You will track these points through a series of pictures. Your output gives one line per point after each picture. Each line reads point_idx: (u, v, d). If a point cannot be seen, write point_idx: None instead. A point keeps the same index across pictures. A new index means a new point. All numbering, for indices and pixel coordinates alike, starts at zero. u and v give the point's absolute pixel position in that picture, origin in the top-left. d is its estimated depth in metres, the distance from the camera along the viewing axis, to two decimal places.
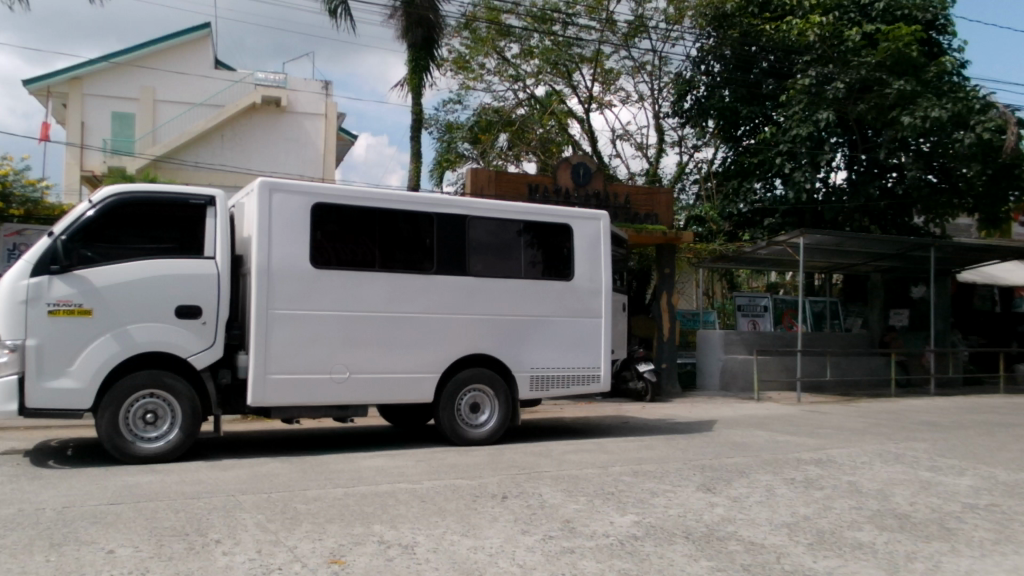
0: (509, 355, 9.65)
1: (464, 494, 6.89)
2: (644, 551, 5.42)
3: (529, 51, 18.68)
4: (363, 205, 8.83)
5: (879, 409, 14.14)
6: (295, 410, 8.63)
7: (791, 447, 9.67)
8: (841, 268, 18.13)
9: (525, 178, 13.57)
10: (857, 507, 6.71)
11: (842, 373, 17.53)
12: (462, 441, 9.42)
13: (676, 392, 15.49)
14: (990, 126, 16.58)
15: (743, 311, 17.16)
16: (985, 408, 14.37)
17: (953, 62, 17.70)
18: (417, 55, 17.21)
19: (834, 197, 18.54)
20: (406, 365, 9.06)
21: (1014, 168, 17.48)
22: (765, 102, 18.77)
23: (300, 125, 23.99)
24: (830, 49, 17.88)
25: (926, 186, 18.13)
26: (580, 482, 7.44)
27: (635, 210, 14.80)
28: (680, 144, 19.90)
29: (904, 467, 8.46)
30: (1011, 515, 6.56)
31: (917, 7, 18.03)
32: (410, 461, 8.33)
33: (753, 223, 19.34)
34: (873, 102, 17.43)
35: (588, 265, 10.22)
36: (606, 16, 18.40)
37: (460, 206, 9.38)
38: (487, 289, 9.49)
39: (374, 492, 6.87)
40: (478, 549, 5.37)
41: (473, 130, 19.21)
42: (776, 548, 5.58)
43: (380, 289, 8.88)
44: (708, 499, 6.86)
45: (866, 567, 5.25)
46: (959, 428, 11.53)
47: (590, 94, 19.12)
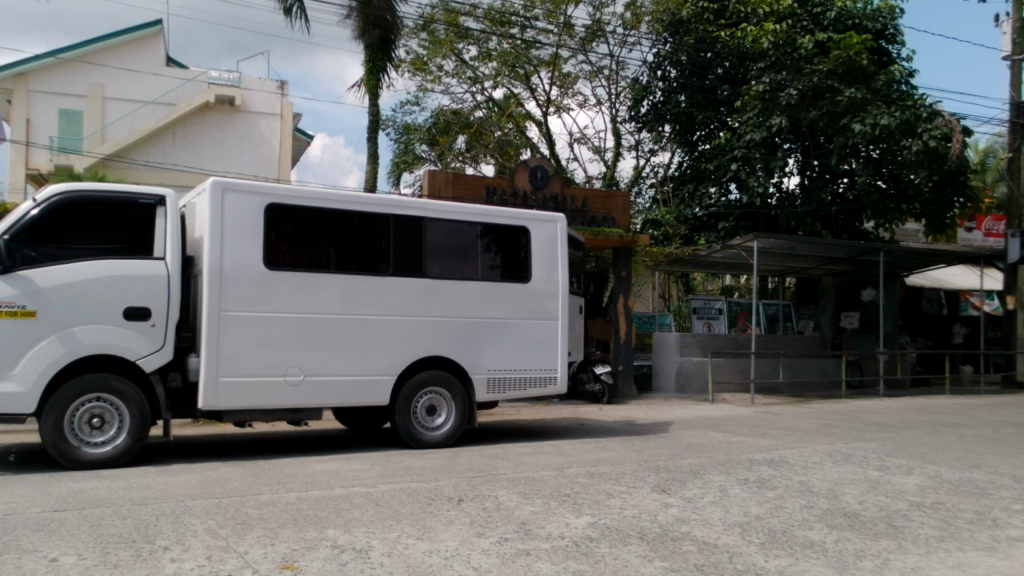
0: (466, 357, 9.62)
1: (420, 497, 6.84)
2: (599, 552, 5.45)
3: (487, 53, 18.70)
4: (318, 206, 8.74)
5: (831, 410, 14.42)
6: (247, 413, 8.48)
7: (744, 447, 9.79)
8: (794, 272, 18.46)
9: (483, 181, 13.59)
10: (807, 507, 6.81)
11: (794, 375, 17.83)
12: (420, 445, 9.34)
13: (632, 394, 15.61)
14: (936, 134, 17.13)
15: (699, 314, 17.32)
16: (932, 409, 14.73)
17: (902, 71, 18.15)
18: (374, 56, 17.11)
19: (788, 202, 18.93)
20: (362, 368, 8.98)
21: (959, 174, 18.04)
22: (720, 108, 19.03)
23: (254, 125, 23.66)
24: (784, 56, 18.10)
25: (875, 192, 18.48)
26: (536, 484, 7.45)
27: (593, 214, 14.86)
28: (637, 148, 20.09)
29: (854, 467, 8.62)
30: (955, 513, 6.72)
31: (866, 17, 18.54)
32: (365, 465, 8.25)
33: (708, 227, 19.62)
34: (825, 109, 17.76)
35: (545, 267, 10.24)
36: (564, 20, 18.47)
37: (418, 208, 9.33)
38: (445, 291, 9.46)
39: (328, 495, 6.79)
40: (433, 552, 5.33)
41: (430, 131, 19.14)
42: (729, 548, 5.64)
43: (336, 291, 8.80)
44: (663, 500, 6.91)
45: (816, 565, 5.32)
46: (908, 429, 11.79)
47: (548, 97, 19.17)
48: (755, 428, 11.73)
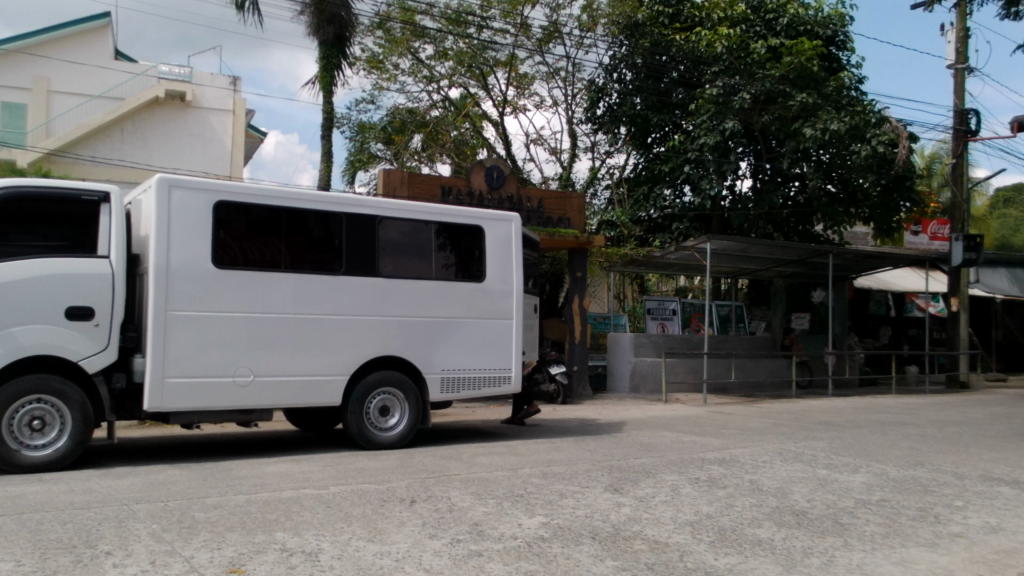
0: (419, 357, 9.56)
1: (372, 499, 6.77)
2: (551, 552, 5.45)
3: (443, 52, 18.63)
4: (269, 203, 8.62)
5: (781, 410, 14.64)
6: (195, 414, 8.31)
7: (696, 447, 9.88)
8: (746, 273, 18.71)
9: (438, 180, 13.52)
10: (757, 505, 6.89)
11: (746, 375, 18.04)
12: (371, 445, 9.24)
13: (587, 394, 15.70)
14: (884, 140, 17.54)
15: (653, 314, 17.44)
16: (880, 409, 15.03)
17: (851, 78, 18.54)
18: (328, 52, 16.93)
19: (740, 205, 19.20)
20: (313, 368, 8.86)
21: (906, 180, 18.51)
22: (675, 111, 19.26)
23: (206, 121, 23.19)
24: (738, 61, 18.42)
25: (826, 196, 18.84)
26: (489, 485, 7.42)
27: (548, 215, 14.90)
28: (593, 150, 20.19)
29: (803, 466, 8.75)
30: (899, 510, 6.86)
31: (817, 23, 18.91)
32: (315, 466, 8.14)
33: (663, 229, 19.82)
34: (777, 113, 18.02)
35: (499, 266, 10.21)
36: (521, 21, 18.47)
37: (371, 206, 9.26)
38: (398, 290, 9.39)
39: (277, 498, 6.69)
40: (385, 555, 5.28)
41: (386, 130, 19.01)
42: (679, 546, 5.69)
43: (287, 289, 8.68)
44: (615, 500, 6.95)
45: (764, 563, 5.39)
46: (855, 428, 12.00)
47: (505, 97, 19.16)
48: (707, 427, 11.85)
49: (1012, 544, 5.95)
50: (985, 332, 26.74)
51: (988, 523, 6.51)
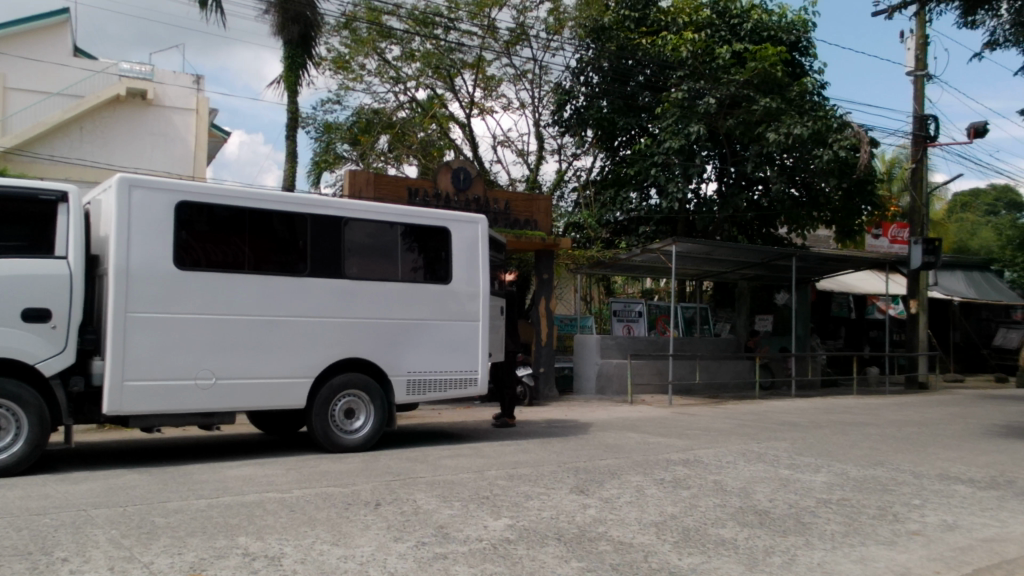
0: (385, 358, 9.51)
1: (336, 502, 6.72)
2: (516, 554, 5.45)
3: (410, 54, 18.58)
4: (232, 204, 8.52)
5: (745, 411, 14.81)
6: (155, 418, 8.19)
7: (661, 448, 9.95)
8: (711, 276, 18.87)
9: (405, 182, 13.47)
10: (721, 505, 6.96)
11: (710, 377, 18.24)
12: (336, 448, 9.14)
13: (553, 396, 15.71)
14: (846, 144, 17.89)
15: (619, 316, 17.55)
16: (840, 409, 15.27)
17: (814, 83, 18.82)
18: (293, 52, 16.78)
19: (706, 208, 19.44)
20: (277, 370, 8.76)
21: (867, 184, 18.83)
22: (641, 114, 19.36)
23: (167, 120, 22.80)
24: (702, 65, 18.65)
25: (789, 200, 19.11)
26: (454, 487, 7.41)
27: (515, 216, 14.90)
28: (560, 152, 20.26)
29: (766, 466, 8.85)
30: (860, 509, 6.98)
31: (781, 29, 19.18)
32: (280, 470, 8.07)
33: (629, 231, 19.95)
34: (741, 117, 18.21)
35: (466, 268, 10.19)
36: (488, 23, 18.49)
37: (336, 207, 9.19)
38: (364, 291, 9.34)
39: (240, 502, 6.61)
40: (349, 558, 5.24)
41: (352, 130, 18.90)
42: (644, 547, 5.72)
43: (251, 291, 8.59)
44: (581, 501, 6.97)
45: (727, 563, 5.44)
46: (816, 428, 12.18)
47: (472, 99, 19.15)
48: (672, 429, 11.93)
49: (967, 541, 6.08)
50: (943, 334, 27.28)
51: (945, 521, 6.65)
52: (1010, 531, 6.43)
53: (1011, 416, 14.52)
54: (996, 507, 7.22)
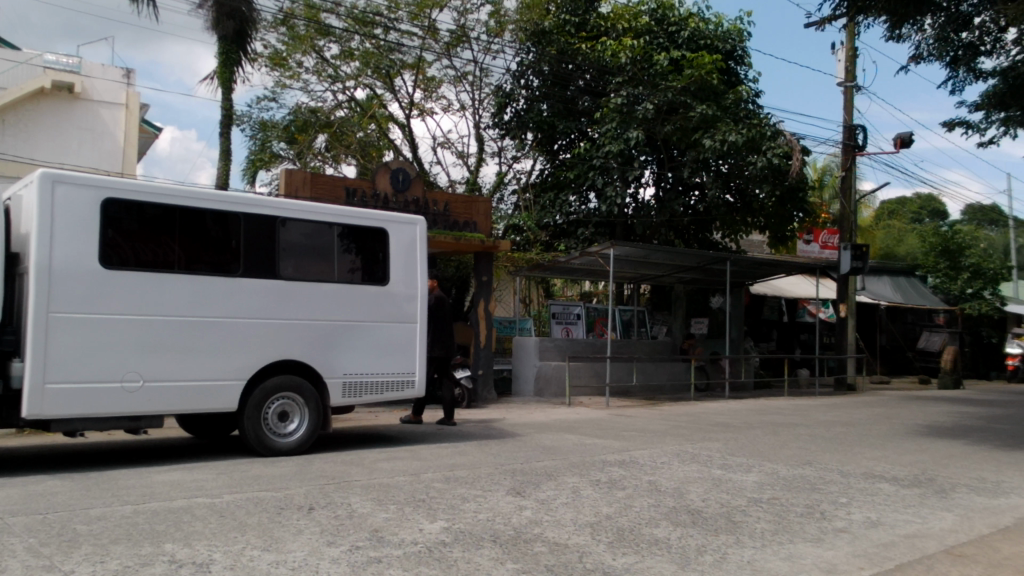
0: (320, 360, 9.37)
1: (269, 507, 6.59)
2: (452, 557, 5.42)
3: (349, 52, 18.38)
4: (162, 201, 8.30)
5: (681, 412, 15.00)
6: (78, 422, 7.92)
7: (598, 449, 10.03)
8: (648, 279, 19.09)
9: (342, 182, 13.32)
10: (655, 505, 7.04)
11: (647, 378, 18.48)
12: (268, 452, 8.94)
13: (491, 398, 15.69)
14: (779, 152, 18.28)
15: (558, 318, 17.70)
16: (772, 411, 15.64)
17: (748, 91, 19.23)
18: (228, 47, 16.44)
19: (643, 212, 19.77)
20: (209, 372, 8.55)
21: (799, 191, 19.32)
22: (581, 118, 19.52)
23: (95, 114, 21.98)
24: (641, 72, 18.86)
25: (724, 205, 19.56)
26: (390, 491, 7.32)
27: (455, 218, 14.86)
28: (500, 155, 20.30)
29: (699, 466, 9.00)
30: (789, 507, 7.14)
31: (717, 38, 19.56)
32: (209, 474, 7.88)
33: (568, 234, 20.07)
34: (678, 124, 18.51)
35: (404, 269, 10.11)
36: (428, 24, 18.41)
37: (272, 207, 9.04)
38: (299, 292, 9.19)
39: (167, 508, 6.43)
40: (280, 563, 5.14)
41: (288, 129, 18.58)
42: (578, 548, 5.75)
43: (182, 290, 8.38)
44: (517, 503, 6.98)
45: (660, 562, 5.50)
46: (749, 429, 12.44)
47: (411, 100, 19.04)
48: (609, 430, 12.05)
49: (890, 538, 6.27)
50: (871, 337, 28.22)
51: (870, 518, 6.85)
52: (930, 527, 6.66)
53: (932, 416, 15.08)
54: (917, 504, 7.47)
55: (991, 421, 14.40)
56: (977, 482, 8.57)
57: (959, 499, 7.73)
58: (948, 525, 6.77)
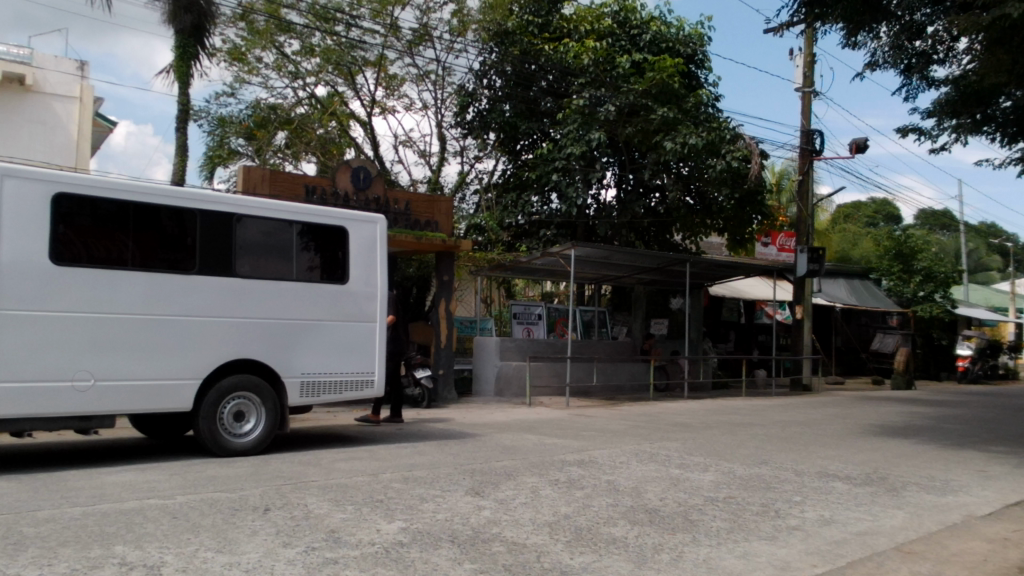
0: (277, 360, 9.26)
1: (223, 508, 6.50)
2: (410, 557, 5.39)
3: (309, 49, 18.20)
4: (116, 197, 8.14)
5: (641, 412, 15.12)
6: (26, 422, 7.71)
7: (557, 448, 10.07)
8: (609, 280, 19.20)
9: (302, 179, 13.18)
10: (613, 505, 7.08)
11: (608, 379, 18.60)
12: (224, 452, 8.80)
13: (452, 398, 15.64)
14: (738, 156, 18.59)
15: (519, 319, 17.73)
16: (730, 411, 15.82)
17: (709, 95, 19.42)
18: (185, 41, 16.18)
19: (605, 213, 19.95)
20: (163, 371, 8.40)
21: (757, 195, 19.61)
22: (543, 119, 19.58)
23: (48, 107, 21.40)
24: (604, 74, 18.93)
25: (684, 208, 19.79)
26: (347, 491, 7.26)
27: (416, 217, 14.80)
28: (462, 154, 20.25)
29: (657, 466, 9.07)
30: (744, 506, 7.22)
31: (679, 42, 19.75)
32: (162, 475, 7.73)
33: (530, 234, 20.09)
34: (639, 126, 18.68)
35: (364, 268, 10.04)
36: (390, 22, 18.30)
37: (229, 203, 8.92)
38: (256, 291, 9.07)
39: (118, 509, 6.30)
40: (234, 565, 5.06)
41: (247, 124, 18.33)
42: (536, 547, 5.76)
43: (135, 288, 8.23)
44: (476, 503, 6.97)
45: (616, 560, 5.54)
46: (706, 429, 12.56)
47: (373, 98, 18.91)
48: (568, 430, 12.09)
49: (842, 535, 6.38)
50: (826, 338, 28.81)
51: (823, 516, 6.96)
52: (881, 524, 6.80)
53: (885, 416, 15.38)
54: (868, 502, 7.62)
55: (941, 421, 14.73)
56: (927, 481, 8.76)
57: (909, 497, 7.90)
58: (898, 522, 6.91)
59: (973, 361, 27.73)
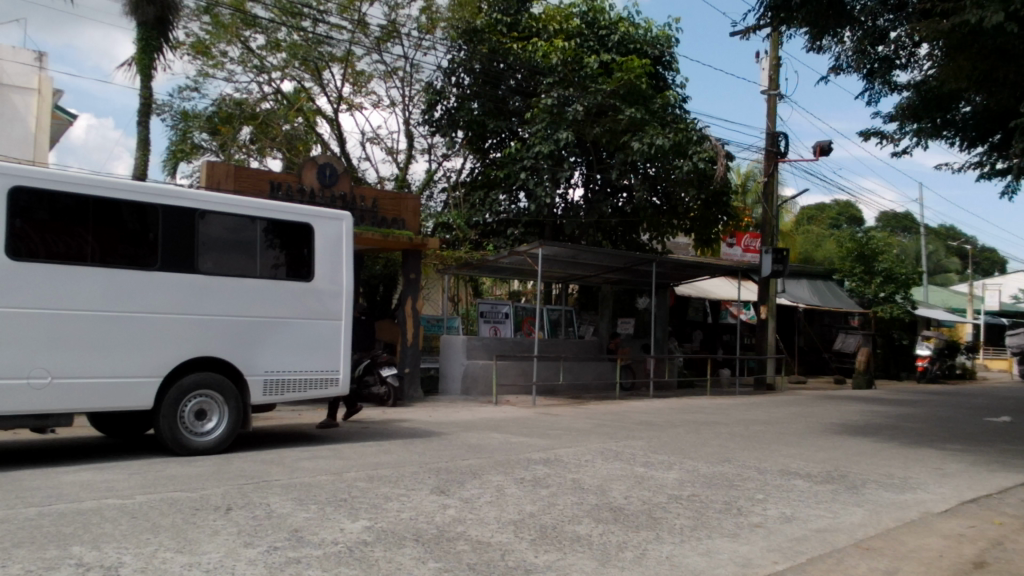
0: (240, 358, 9.15)
1: (183, 507, 6.40)
2: (372, 556, 5.36)
3: (275, 44, 18.02)
4: (75, 190, 7.98)
5: (606, 411, 15.17)
6: None
7: (523, 447, 10.07)
8: (576, 279, 19.27)
9: (267, 175, 13.05)
10: (578, 503, 7.10)
11: (574, 378, 18.66)
12: (185, 451, 8.68)
13: (418, 396, 15.58)
14: (704, 157, 18.71)
15: (486, 317, 17.73)
16: (694, 409, 15.95)
17: (676, 97, 19.56)
18: (147, 34, 15.93)
19: (572, 212, 20.03)
20: (122, 369, 8.26)
21: (723, 196, 19.78)
22: (511, 118, 19.58)
23: (6, 99, 20.89)
24: (572, 74, 18.99)
25: (651, 208, 19.94)
26: (311, 490, 7.19)
27: (382, 215, 14.70)
28: (430, 152, 20.17)
29: (622, 464, 9.12)
30: (707, 504, 7.29)
31: (647, 43, 19.87)
32: (121, 475, 7.60)
33: (497, 233, 20.09)
34: (607, 126, 18.75)
35: (329, 266, 9.96)
36: (358, 18, 18.18)
37: (192, 199, 8.80)
38: (219, 288, 8.96)
39: (75, 509, 6.19)
40: (194, 565, 4.99)
41: (211, 120, 18.08)
42: (501, 545, 5.76)
43: (95, 284, 8.09)
44: (441, 502, 6.94)
45: (580, 558, 5.56)
46: (671, 428, 12.65)
47: (340, 94, 18.77)
48: (534, 429, 12.10)
49: (803, 532, 6.47)
50: (790, 338, 29.21)
51: (784, 513, 7.04)
52: (840, 521, 6.90)
53: (846, 415, 15.61)
54: (829, 499, 7.72)
55: (901, 420, 14.99)
56: (886, 479, 8.90)
57: (869, 494, 8.03)
58: (857, 519, 7.02)
59: (931, 361, 28.20)
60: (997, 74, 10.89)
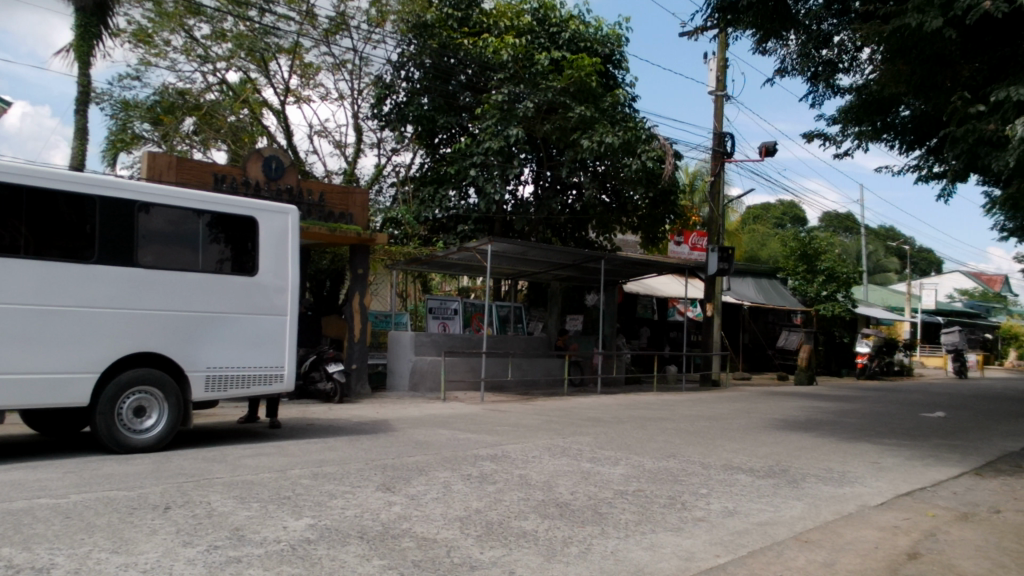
0: (181, 353, 8.93)
1: (120, 506, 6.23)
2: (315, 554, 5.29)
3: (221, 34, 17.67)
4: (8, 179, 7.72)
5: (554, 407, 15.23)
6: None
7: (470, 444, 10.05)
8: (525, 276, 19.33)
9: (211, 167, 12.83)
10: (524, 499, 7.11)
11: (523, 374, 18.67)
12: (122, 449, 8.45)
13: (365, 393, 15.40)
14: (652, 156, 18.88)
15: (434, 313, 17.66)
16: (641, 405, 16.12)
17: (625, 96, 19.67)
18: (86, 20, 15.46)
19: (522, 209, 20.03)
20: (57, 365, 8.01)
21: (671, 195, 20.03)
22: (461, 113, 19.52)
23: None
24: (523, 70, 18.91)
25: (599, 205, 20.13)
26: (253, 488, 7.07)
27: (329, 209, 14.51)
28: (379, 146, 20.00)
29: (569, 460, 9.16)
30: (652, 499, 7.37)
31: (597, 42, 19.97)
32: (56, 474, 7.37)
33: (446, 229, 20.04)
34: (557, 123, 18.74)
35: (274, 260, 9.79)
36: (306, 9, 17.93)
37: (131, 191, 8.58)
38: (159, 282, 8.75)
39: (5, 509, 5.98)
40: (130, 566, 4.86)
41: (153, 110, 17.62)
42: (447, 542, 5.74)
43: (29, 278, 7.83)
44: (386, 499, 6.87)
45: (526, 554, 5.57)
46: (617, 423, 12.76)
47: (287, 86, 18.49)
48: (482, 425, 12.08)
49: (744, 526, 6.58)
50: (735, 335, 29.69)
51: (727, 507, 7.15)
52: (781, 515, 7.04)
53: (789, 411, 15.93)
54: (770, 493, 7.87)
55: (840, 415, 15.35)
56: (825, 473, 9.10)
57: (809, 488, 8.20)
58: (797, 512, 7.17)
59: (870, 358, 28.91)
60: (933, 79, 11.17)
